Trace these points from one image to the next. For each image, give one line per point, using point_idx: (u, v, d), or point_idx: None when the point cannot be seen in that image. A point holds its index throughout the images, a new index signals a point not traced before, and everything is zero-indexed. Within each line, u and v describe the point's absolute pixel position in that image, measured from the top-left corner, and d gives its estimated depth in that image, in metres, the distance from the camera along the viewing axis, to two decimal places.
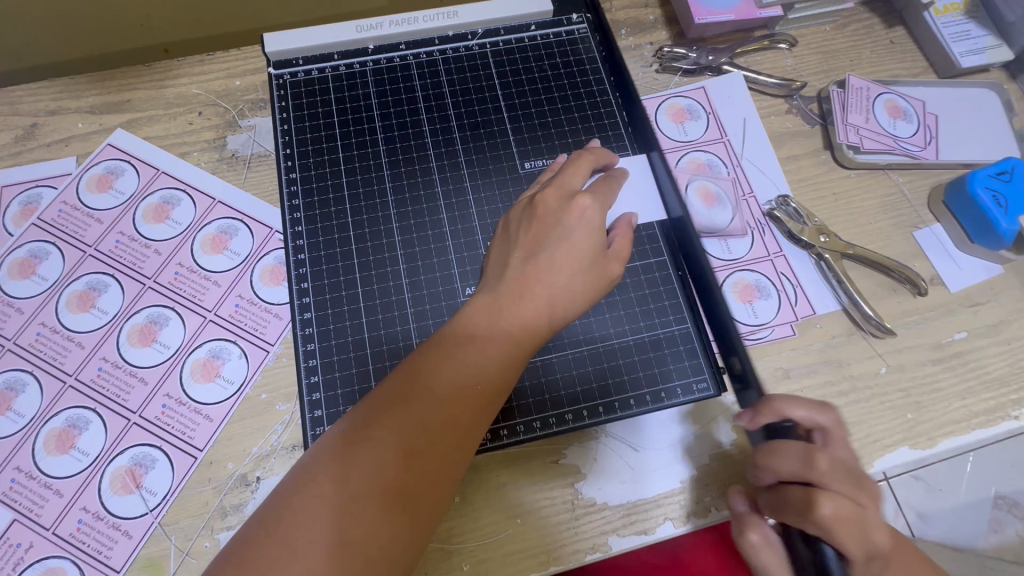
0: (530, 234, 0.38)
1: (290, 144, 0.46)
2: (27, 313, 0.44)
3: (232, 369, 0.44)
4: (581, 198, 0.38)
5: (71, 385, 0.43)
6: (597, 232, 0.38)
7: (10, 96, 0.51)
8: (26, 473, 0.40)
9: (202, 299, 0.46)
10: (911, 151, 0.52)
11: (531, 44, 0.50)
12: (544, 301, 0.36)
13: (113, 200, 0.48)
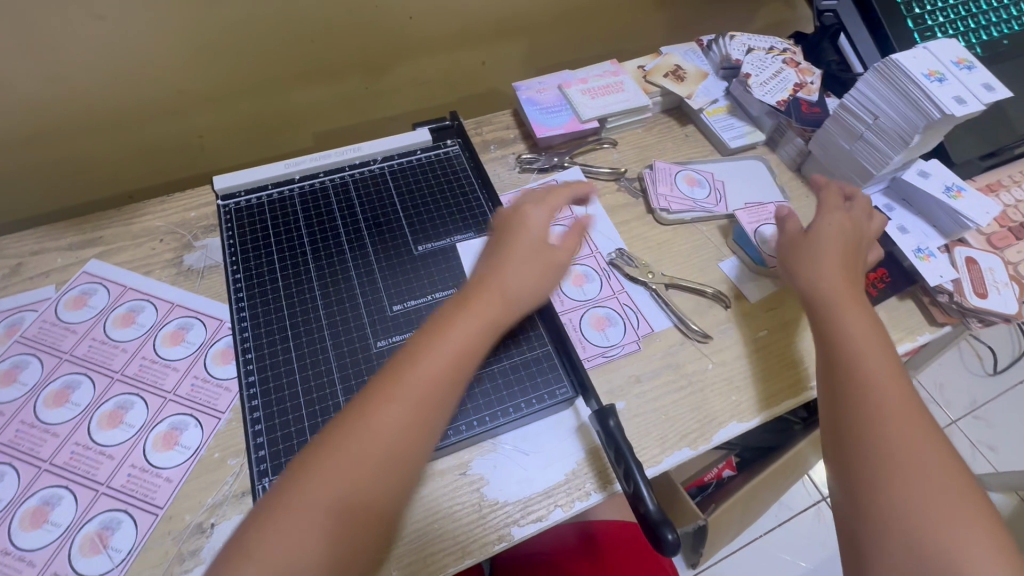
0: (495, 246, 0.55)
1: (235, 253, 0.60)
2: (8, 414, 0.53)
3: (188, 436, 0.53)
4: (529, 210, 0.57)
5: (46, 469, 0.50)
6: (541, 236, 0.56)
7: (1, 244, 0.64)
8: (1, 550, 0.47)
9: (162, 383, 0.56)
10: (707, 208, 0.72)
11: (418, 163, 0.68)
12: (500, 297, 0.51)
13: (87, 313, 0.59)
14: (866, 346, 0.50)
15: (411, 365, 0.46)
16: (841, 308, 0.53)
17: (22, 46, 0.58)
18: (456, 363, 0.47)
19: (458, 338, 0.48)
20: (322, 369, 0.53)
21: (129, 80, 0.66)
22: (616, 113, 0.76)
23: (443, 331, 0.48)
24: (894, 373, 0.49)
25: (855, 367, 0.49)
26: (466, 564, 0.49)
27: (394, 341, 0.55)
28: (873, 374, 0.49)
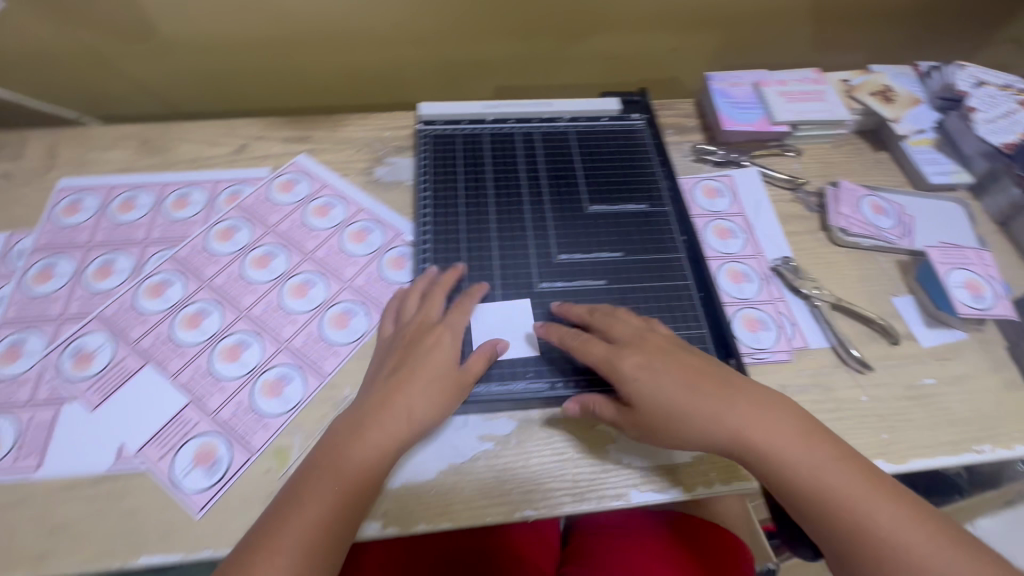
0: (399, 361, 0.51)
1: (426, 173, 0.65)
2: (222, 264, 0.62)
3: (358, 322, 0.59)
4: (441, 328, 0.52)
5: (243, 316, 0.59)
6: (450, 355, 0.51)
7: (233, 125, 0.74)
8: (202, 371, 0.55)
9: (342, 272, 0.62)
10: (889, 239, 0.67)
11: (603, 129, 0.69)
12: (393, 422, 0.47)
13: (292, 198, 0.68)
14: (842, 494, 0.44)
15: (289, 514, 0.43)
16: (748, 427, 0.46)
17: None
18: (363, 481, 0.45)
19: (354, 467, 0.45)
20: (488, 295, 0.56)
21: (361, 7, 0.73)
22: (809, 121, 0.73)
23: (335, 464, 0.45)
24: (895, 513, 0.43)
25: (844, 524, 0.43)
26: (580, 510, 0.50)
27: (557, 287, 0.57)
28: (865, 529, 0.42)
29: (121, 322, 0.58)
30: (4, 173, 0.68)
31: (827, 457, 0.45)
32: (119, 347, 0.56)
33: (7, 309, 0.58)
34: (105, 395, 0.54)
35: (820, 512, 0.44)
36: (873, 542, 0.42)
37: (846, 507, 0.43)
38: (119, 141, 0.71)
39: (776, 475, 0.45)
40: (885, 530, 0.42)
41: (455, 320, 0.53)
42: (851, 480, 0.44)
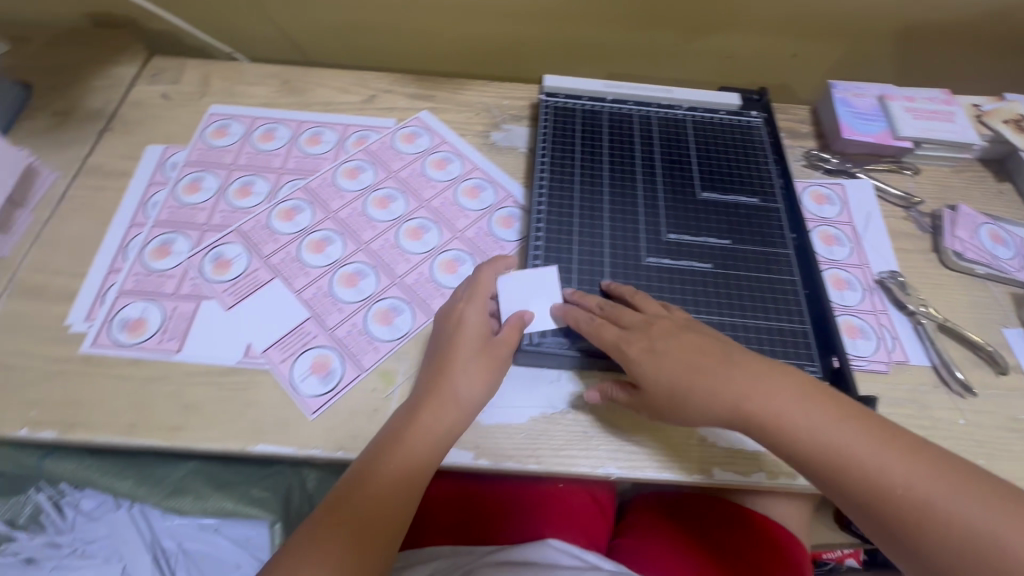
0: (437, 343, 0.53)
1: (545, 140, 0.67)
2: (347, 200, 0.66)
3: (466, 270, 0.62)
4: (462, 303, 0.54)
5: (363, 249, 0.63)
6: (482, 329, 0.53)
7: (364, 77, 0.79)
8: (323, 291, 0.60)
9: (455, 222, 0.66)
10: (1006, 270, 0.65)
11: (720, 122, 0.70)
12: (437, 398, 0.50)
13: (414, 149, 0.72)
14: (850, 446, 0.44)
15: (354, 496, 0.46)
16: (744, 395, 0.47)
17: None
18: (417, 465, 0.48)
19: (410, 453, 0.48)
20: (596, 260, 0.58)
21: None
22: (935, 140, 0.71)
23: (395, 451, 0.48)
24: (904, 456, 0.43)
25: (861, 478, 0.43)
26: (663, 477, 0.52)
27: (663, 263, 0.58)
28: (879, 478, 0.42)
29: (255, 237, 0.63)
30: (163, 95, 0.75)
31: (825, 412, 0.45)
32: (253, 259, 0.62)
33: (161, 211, 0.65)
34: (238, 299, 0.59)
35: (829, 468, 0.44)
36: (889, 491, 0.42)
37: (851, 462, 0.43)
38: (262, 79, 0.78)
39: (776, 441, 0.46)
40: (897, 478, 0.42)
41: (477, 296, 0.55)
42: (848, 428, 0.44)
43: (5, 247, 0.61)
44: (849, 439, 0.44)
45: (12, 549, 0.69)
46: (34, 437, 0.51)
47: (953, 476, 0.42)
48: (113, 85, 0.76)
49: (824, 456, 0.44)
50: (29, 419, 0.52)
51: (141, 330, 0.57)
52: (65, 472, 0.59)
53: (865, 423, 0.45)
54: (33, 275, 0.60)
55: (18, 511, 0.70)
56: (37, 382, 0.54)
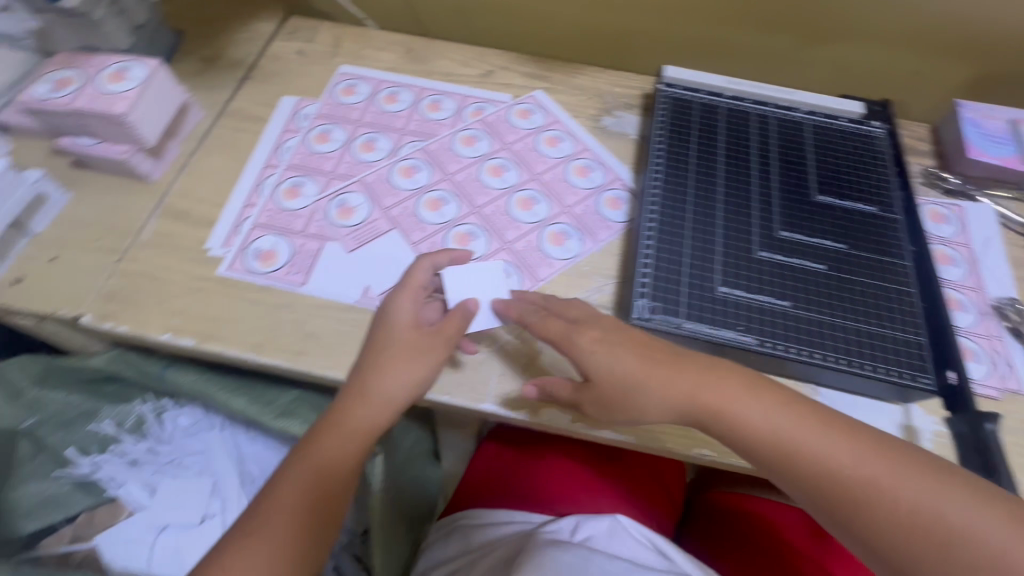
0: (372, 337, 0.54)
1: (662, 128, 0.68)
2: (463, 165, 0.69)
3: (572, 244, 0.64)
4: (393, 292, 0.55)
5: (476, 212, 0.66)
6: (411, 322, 0.53)
7: (483, 53, 0.82)
8: (438, 247, 0.63)
9: (564, 198, 0.68)
10: None
11: (839, 128, 0.69)
12: (366, 389, 0.52)
13: (529, 125, 0.74)
14: (804, 437, 0.45)
15: (273, 497, 0.49)
16: (698, 389, 0.47)
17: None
18: (332, 470, 0.50)
19: (329, 452, 0.51)
20: (708, 247, 0.59)
21: None
22: None
23: (314, 451, 0.51)
24: (857, 446, 0.44)
25: (814, 468, 0.44)
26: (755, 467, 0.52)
27: (775, 258, 0.58)
28: (832, 467, 0.44)
29: (377, 189, 0.67)
30: (298, 51, 0.80)
31: (774, 405, 0.46)
32: (373, 209, 0.65)
33: (293, 156, 0.69)
34: (359, 244, 0.63)
35: (780, 459, 0.45)
36: (841, 480, 0.44)
37: (799, 450, 0.45)
38: (389, 46, 0.82)
39: (732, 430, 0.47)
40: (842, 464, 0.44)
41: (407, 290, 0.54)
42: (789, 416, 0.46)
43: (157, 172, 0.66)
44: (799, 430, 0.45)
45: (119, 450, 0.73)
46: (176, 343, 0.56)
47: (899, 462, 0.44)
48: (253, 39, 0.82)
49: (776, 446, 0.45)
50: (171, 327, 0.57)
51: (272, 261, 0.61)
52: (186, 384, 0.65)
53: (810, 411, 0.46)
54: (179, 200, 0.65)
55: (124, 418, 0.74)
56: (179, 294, 0.59)
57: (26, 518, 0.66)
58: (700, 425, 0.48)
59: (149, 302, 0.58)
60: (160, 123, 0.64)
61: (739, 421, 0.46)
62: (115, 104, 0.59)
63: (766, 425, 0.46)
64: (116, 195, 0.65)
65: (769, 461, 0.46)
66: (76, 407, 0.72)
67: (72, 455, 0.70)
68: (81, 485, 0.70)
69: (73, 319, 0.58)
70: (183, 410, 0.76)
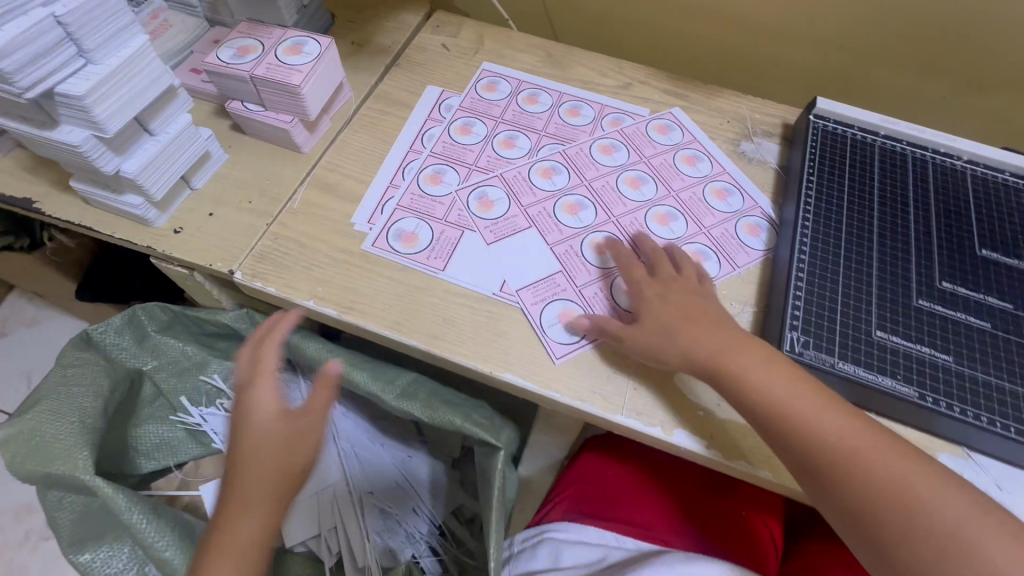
0: (230, 437, 0.46)
1: (812, 160, 0.66)
2: (602, 172, 0.69)
3: (710, 266, 0.62)
4: (249, 390, 0.47)
5: (612, 222, 0.65)
6: (278, 406, 0.46)
7: (623, 65, 0.81)
8: (575, 250, 0.62)
9: (701, 218, 0.66)
10: None
11: (1003, 183, 0.66)
12: (254, 433, 0.45)
13: (667, 141, 0.73)
14: (806, 413, 0.46)
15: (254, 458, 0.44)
16: (717, 356, 0.50)
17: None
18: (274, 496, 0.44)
19: (279, 429, 0.45)
20: (863, 288, 0.56)
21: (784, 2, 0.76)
22: None
23: (256, 430, 0.45)
24: (847, 425, 0.46)
25: (811, 445, 0.46)
26: None
27: (935, 309, 0.56)
28: (827, 447, 0.45)
29: (517, 186, 0.67)
30: (444, 45, 0.82)
31: (782, 377, 0.48)
32: (513, 204, 0.66)
33: (436, 144, 0.71)
34: (497, 237, 0.63)
35: (776, 426, 0.47)
36: (831, 459, 0.45)
37: (798, 423, 0.46)
38: (530, 49, 0.82)
39: (737, 400, 0.49)
40: (832, 430, 0.46)
41: (271, 362, 0.48)
42: (798, 388, 0.48)
43: (308, 145, 0.69)
44: (804, 406, 0.47)
45: (225, 406, 0.75)
46: (318, 311, 0.58)
47: (881, 440, 0.45)
48: (400, 28, 0.84)
49: (776, 421, 0.47)
50: (316, 294, 0.58)
51: (414, 243, 0.62)
52: (310, 352, 0.67)
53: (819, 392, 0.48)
54: (326, 173, 0.67)
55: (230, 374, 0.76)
56: (321, 265, 0.60)
57: (144, 458, 0.73)
58: (714, 385, 0.50)
59: (295, 266, 0.60)
60: (322, 100, 0.66)
61: (744, 398, 0.48)
62: (291, 75, 0.61)
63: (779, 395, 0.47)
64: (270, 161, 0.67)
65: (767, 421, 0.47)
66: (190, 357, 0.73)
67: (184, 405, 0.73)
68: (191, 434, 0.75)
69: (225, 274, 0.60)
70: (282, 375, 0.78)
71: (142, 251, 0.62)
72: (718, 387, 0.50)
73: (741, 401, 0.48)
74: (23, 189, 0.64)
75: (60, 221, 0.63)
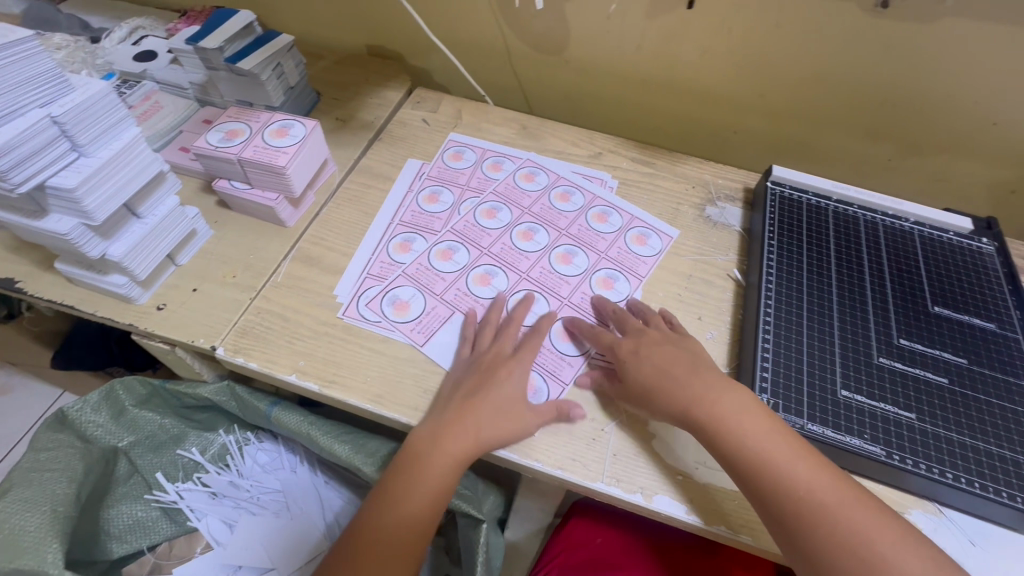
0: (473, 388, 0.56)
1: (772, 224, 0.70)
2: (495, 237, 0.71)
3: (621, 286, 0.68)
4: (512, 363, 0.58)
5: (527, 278, 0.68)
6: (520, 387, 0.57)
7: (592, 135, 0.86)
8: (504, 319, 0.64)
9: (596, 245, 0.72)
10: None
11: (949, 242, 0.70)
12: (499, 393, 0.56)
13: (535, 186, 0.78)
14: (776, 460, 0.49)
15: (479, 410, 0.55)
16: (698, 403, 0.52)
17: (711, 24, 0.77)
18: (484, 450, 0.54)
19: (509, 402, 0.56)
20: (827, 349, 0.59)
21: (735, 78, 0.83)
22: None
23: (496, 394, 0.56)
24: (820, 470, 0.48)
25: (778, 487, 0.48)
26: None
27: (896, 366, 0.58)
28: (796, 489, 0.47)
29: (423, 278, 0.67)
30: (424, 120, 0.87)
31: (761, 424, 0.51)
32: (428, 299, 0.65)
33: (406, 214, 0.73)
34: (427, 336, 0.62)
35: (749, 471, 0.49)
36: (796, 506, 0.47)
37: (769, 466, 0.49)
38: (505, 122, 0.87)
39: (716, 444, 0.51)
40: (803, 480, 0.48)
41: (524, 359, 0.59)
42: (771, 432, 0.50)
43: (292, 219, 0.71)
44: (776, 451, 0.49)
45: (202, 480, 0.75)
46: (300, 385, 0.58)
47: (849, 495, 0.47)
48: (383, 104, 0.89)
49: (750, 465, 0.49)
50: (297, 368, 0.59)
51: (406, 311, 0.64)
52: (290, 425, 0.67)
53: (786, 433, 0.51)
54: (310, 246, 0.69)
55: (207, 446, 0.76)
56: (304, 337, 0.61)
57: (116, 542, 0.70)
58: (696, 432, 0.52)
59: (278, 340, 0.61)
60: (306, 176, 0.69)
61: (723, 442, 0.51)
62: (277, 157, 0.64)
63: (753, 440, 0.50)
64: (255, 236, 0.70)
65: (743, 467, 0.49)
66: (167, 431, 0.73)
67: (160, 480, 0.72)
68: (166, 513, 0.72)
69: (207, 349, 0.61)
70: (263, 445, 0.78)
71: (124, 328, 0.62)
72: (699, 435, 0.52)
73: (721, 447, 0.51)
74: (7, 269, 0.65)
75: (43, 301, 0.63)
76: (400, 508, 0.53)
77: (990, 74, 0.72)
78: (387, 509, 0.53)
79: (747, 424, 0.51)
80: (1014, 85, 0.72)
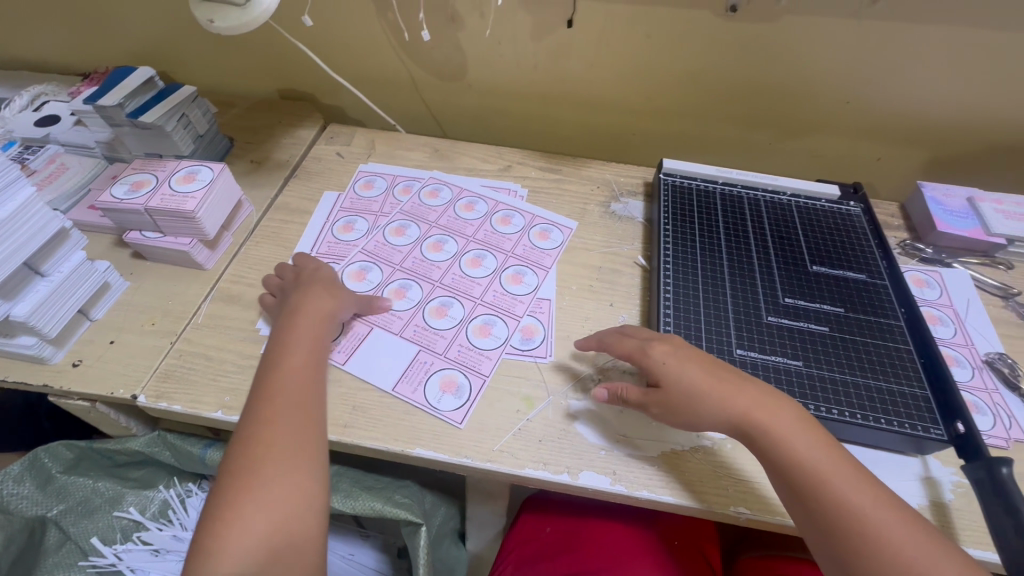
0: (299, 286, 0.65)
1: (666, 211, 0.77)
2: (406, 252, 0.75)
3: (529, 280, 0.72)
4: (315, 262, 0.69)
5: (439, 286, 0.71)
6: (327, 271, 0.68)
7: (500, 150, 0.92)
8: (421, 326, 0.67)
9: (503, 246, 0.76)
10: (955, 348, 0.67)
11: (823, 208, 0.79)
12: (319, 277, 0.66)
13: (442, 202, 0.82)
14: (831, 470, 0.49)
15: (315, 293, 0.63)
16: (752, 409, 0.52)
17: (591, 38, 0.85)
18: (329, 317, 0.62)
19: (330, 282, 0.66)
20: (721, 315, 0.65)
21: (622, 85, 0.91)
22: (978, 249, 0.77)
23: (322, 279, 0.66)
24: (871, 483, 0.48)
25: (835, 498, 0.47)
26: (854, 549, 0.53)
27: (783, 321, 0.65)
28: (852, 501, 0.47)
29: None
30: (338, 154, 0.90)
31: (815, 436, 0.51)
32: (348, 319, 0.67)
33: (322, 245, 0.76)
34: (348, 354, 0.64)
35: (804, 481, 0.49)
36: (850, 517, 0.46)
37: (826, 478, 0.48)
38: (417, 147, 0.92)
39: (771, 453, 0.51)
40: (863, 497, 0.47)
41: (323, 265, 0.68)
42: (820, 446, 0.50)
43: (210, 261, 0.72)
44: (829, 463, 0.49)
45: (143, 538, 0.72)
46: (228, 420, 0.59)
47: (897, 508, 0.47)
48: (296, 143, 0.92)
49: (807, 474, 0.49)
50: (224, 404, 0.59)
51: None
52: None
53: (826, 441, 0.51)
54: (230, 285, 0.70)
55: (147, 505, 0.73)
56: (228, 373, 0.62)
57: None
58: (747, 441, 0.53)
59: (202, 380, 0.61)
60: (219, 217, 0.71)
61: (778, 452, 0.50)
62: (185, 202, 0.66)
63: (809, 454, 0.50)
64: (173, 282, 0.70)
65: (796, 479, 0.49)
66: (102, 493, 0.71)
67: (96, 545, 0.69)
68: None
69: (129, 399, 0.60)
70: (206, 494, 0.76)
71: (38, 390, 0.61)
72: (752, 447, 0.52)
73: (773, 459, 0.51)
74: None
75: None
76: (278, 392, 0.53)
77: (835, 60, 0.81)
78: (270, 402, 0.52)
79: (808, 441, 0.50)
80: (855, 68, 0.82)
